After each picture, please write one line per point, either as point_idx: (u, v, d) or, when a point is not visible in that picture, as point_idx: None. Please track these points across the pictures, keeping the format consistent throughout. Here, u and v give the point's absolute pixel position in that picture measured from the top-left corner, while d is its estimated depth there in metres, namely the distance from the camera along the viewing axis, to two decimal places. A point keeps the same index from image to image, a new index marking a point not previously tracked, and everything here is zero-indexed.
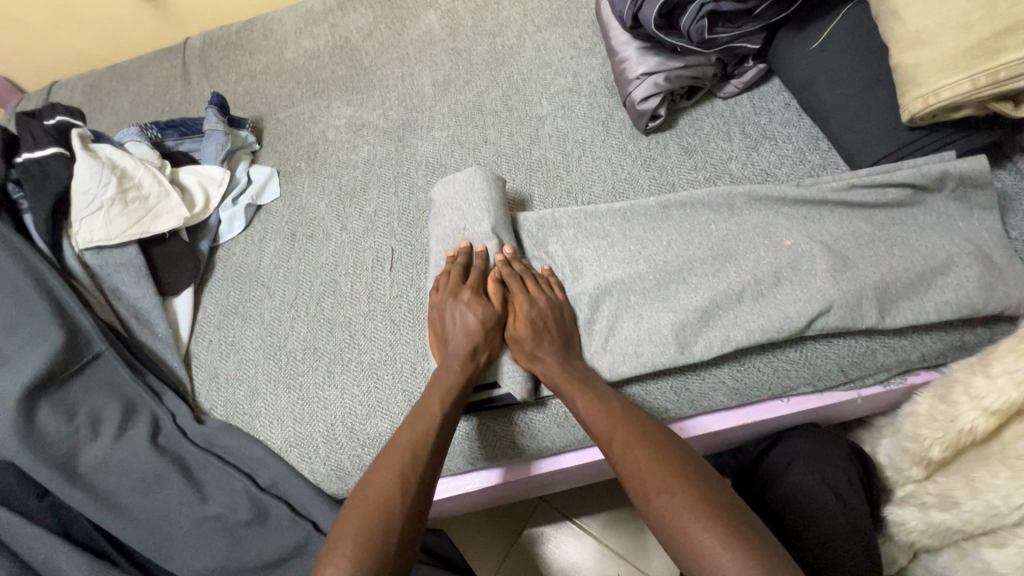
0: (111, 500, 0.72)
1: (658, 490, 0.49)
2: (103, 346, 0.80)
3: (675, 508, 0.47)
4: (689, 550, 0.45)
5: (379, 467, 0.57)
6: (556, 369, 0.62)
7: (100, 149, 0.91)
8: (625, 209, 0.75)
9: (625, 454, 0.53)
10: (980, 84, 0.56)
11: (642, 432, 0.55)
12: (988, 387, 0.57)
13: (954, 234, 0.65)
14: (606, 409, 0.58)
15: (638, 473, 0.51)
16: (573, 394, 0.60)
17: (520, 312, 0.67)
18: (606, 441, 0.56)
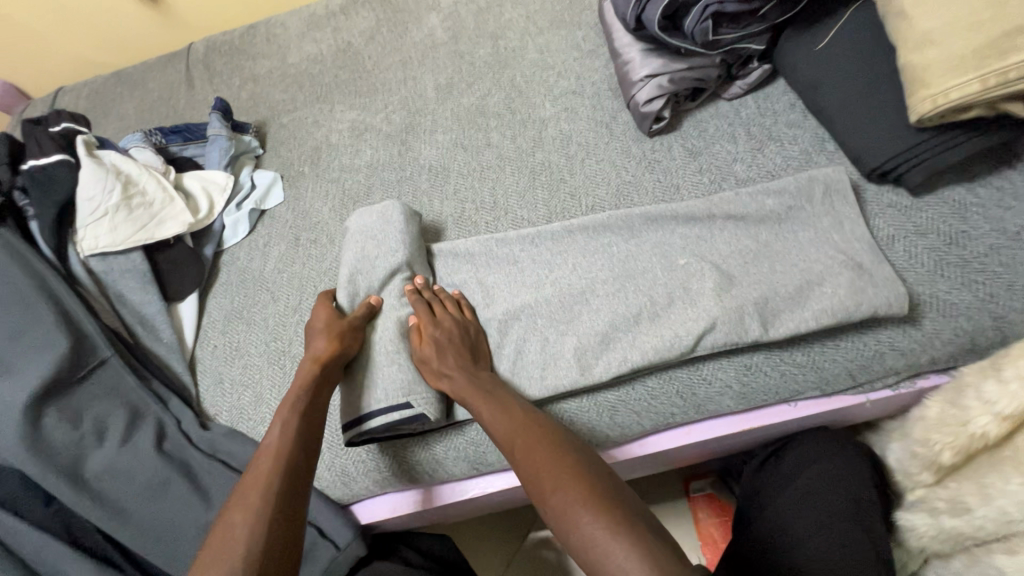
0: (117, 506, 0.72)
1: (555, 488, 0.52)
2: (109, 351, 0.80)
3: (570, 504, 0.50)
4: (583, 542, 0.48)
5: (248, 491, 0.56)
6: (464, 378, 0.64)
7: (105, 155, 0.92)
8: (624, 216, 0.74)
9: (526, 457, 0.55)
10: (990, 84, 0.55)
11: (539, 434, 0.57)
12: (1001, 393, 0.56)
13: (963, 237, 0.65)
14: (507, 415, 0.59)
15: (538, 474, 0.53)
16: (479, 403, 0.62)
17: (425, 333, 0.69)
18: (509, 448, 0.57)
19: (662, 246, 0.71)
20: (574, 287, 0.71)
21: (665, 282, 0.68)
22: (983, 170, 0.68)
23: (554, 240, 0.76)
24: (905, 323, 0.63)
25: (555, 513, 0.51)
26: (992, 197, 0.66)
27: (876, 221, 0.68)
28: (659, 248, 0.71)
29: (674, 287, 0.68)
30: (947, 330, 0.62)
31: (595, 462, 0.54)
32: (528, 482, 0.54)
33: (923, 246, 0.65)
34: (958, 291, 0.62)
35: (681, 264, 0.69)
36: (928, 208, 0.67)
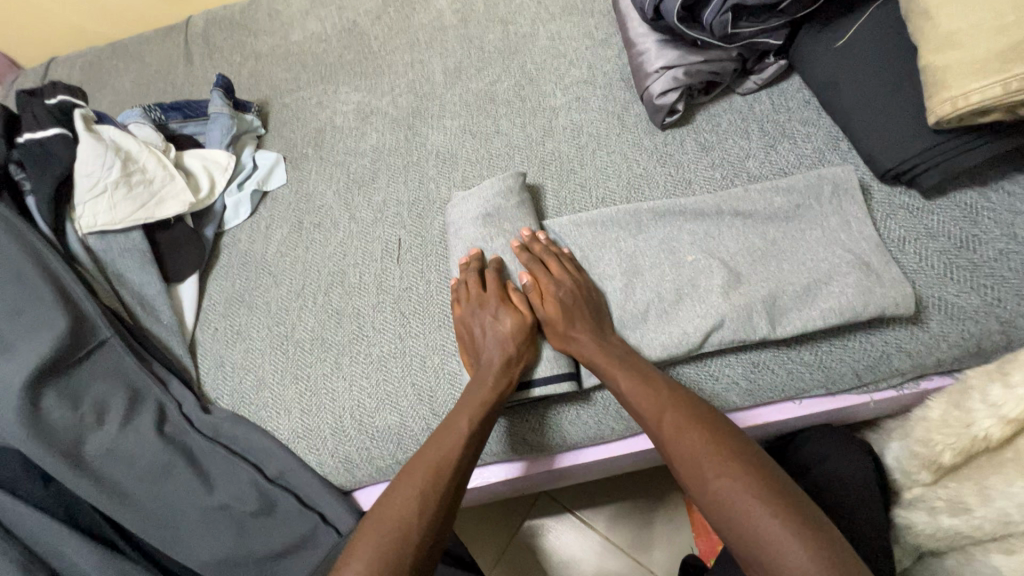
0: (118, 488, 0.72)
1: (719, 477, 0.51)
2: (108, 332, 0.78)
3: (737, 496, 0.50)
4: (753, 540, 0.48)
5: (405, 476, 0.59)
6: (599, 353, 0.64)
7: (104, 131, 0.89)
8: (632, 210, 0.73)
9: (681, 440, 0.55)
10: (1011, 88, 0.55)
11: (693, 416, 0.57)
12: (1007, 397, 0.57)
13: (971, 241, 0.65)
14: (651, 390, 0.60)
15: (698, 459, 0.53)
16: (616, 375, 0.62)
17: (546, 294, 0.68)
18: (657, 427, 0.58)
19: (674, 242, 0.71)
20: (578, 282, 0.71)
21: (675, 276, 0.68)
22: (996, 175, 0.68)
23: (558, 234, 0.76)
24: (911, 325, 0.64)
25: (717, 503, 0.51)
26: (1003, 202, 0.66)
27: (886, 223, 0.68)
28: (672, 244, 0.71)
29: (683, 282, 0.68)
30: (954, 333, 0.62)
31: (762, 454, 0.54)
32: (683, 464, 0.54)
33: (933, 249, 0.66)
34: (966, 295, 0.63)
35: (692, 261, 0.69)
36: (938, 211, 0.67)
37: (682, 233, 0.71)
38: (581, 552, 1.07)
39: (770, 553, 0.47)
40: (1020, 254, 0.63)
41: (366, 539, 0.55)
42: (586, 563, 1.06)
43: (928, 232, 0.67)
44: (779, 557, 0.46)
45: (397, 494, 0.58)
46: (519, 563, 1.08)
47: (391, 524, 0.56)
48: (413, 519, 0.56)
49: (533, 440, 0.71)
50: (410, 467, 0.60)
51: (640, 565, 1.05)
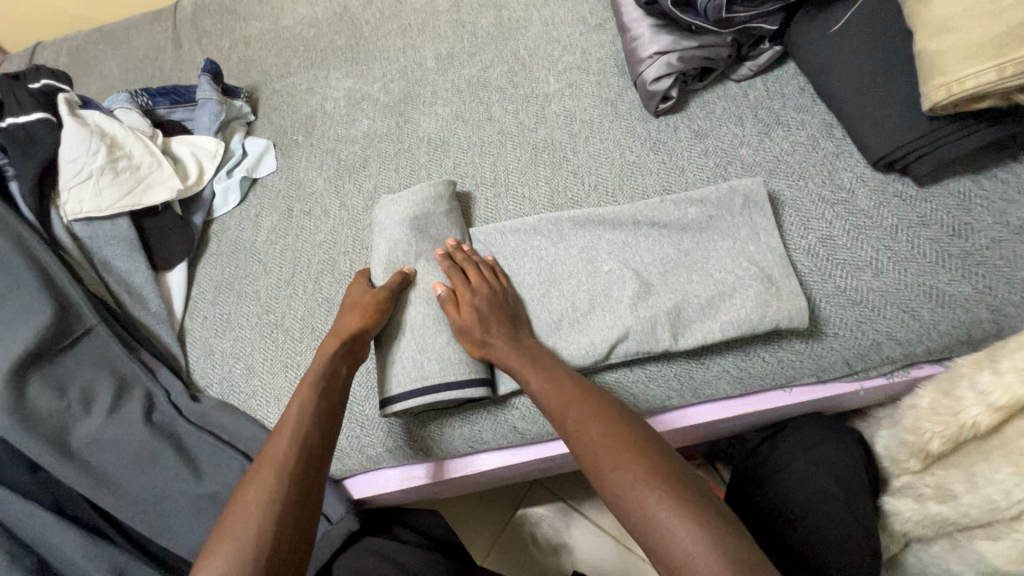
0: (105, 476, 0.71)
1: (615, 466, 0.50)
2: (95, 320, 0.78)
3: (631, 483, 0.48)
4: (648, 526, 0.46)
5: (258, 467, 0.54)
6: (513, 353, 0.63)
7: (89, 116, 0.88)
8: (630, 213, 0.72)
9: (583, 431, 0.54)
10: (1007, 74, 0.54)
11: (595, 407, 0.55)
12: (995, 384, 0.58)
13: (962, 229, 0.65)
14: (558, 386, 0.59)
15: (599, 448, 0.52)
16: (529, 373, 0.61)
17: (462, 303, 0.67)
18: (561, 420, 0.56)
19: (592, 251, 0.71)
20: (570, 273, 0.70)
21: (668, 269, 0.68)
22: (989, 162, 0.67)
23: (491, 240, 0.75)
24: (903, 313, 0.63)
25: (614, 491, 0.49)
26: (996, 189, 0.66)
27: (879, 210, 0.68)
28: (626, 243, 0.71)
29: (676, 276, 0.67)
30: (945, 321, 0.62)
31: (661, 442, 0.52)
32: (583, 456, 0.53)
33: (925, 237, 0.65)
34: (957, 283, 0.63)
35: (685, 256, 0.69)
36: (931, 199, 0.67)
37: (674, 222, 0.70)
38: (573, 539, 1.07)
39: (667, 537, 0.45)
40: (1012, 241, 0.63)
41: (220, 545, 0.49)
42: (577, 549, 1.06)
43: (920, 220, 0.66)
44: (673, 539, 0.44)
45: (246, 493, 0.52)
46: (511, 551, 1.08)
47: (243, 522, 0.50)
48: (266, 512, 0.50)
49: (523, 428, 0.72)
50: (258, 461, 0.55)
51: (631, 551, 1.05)
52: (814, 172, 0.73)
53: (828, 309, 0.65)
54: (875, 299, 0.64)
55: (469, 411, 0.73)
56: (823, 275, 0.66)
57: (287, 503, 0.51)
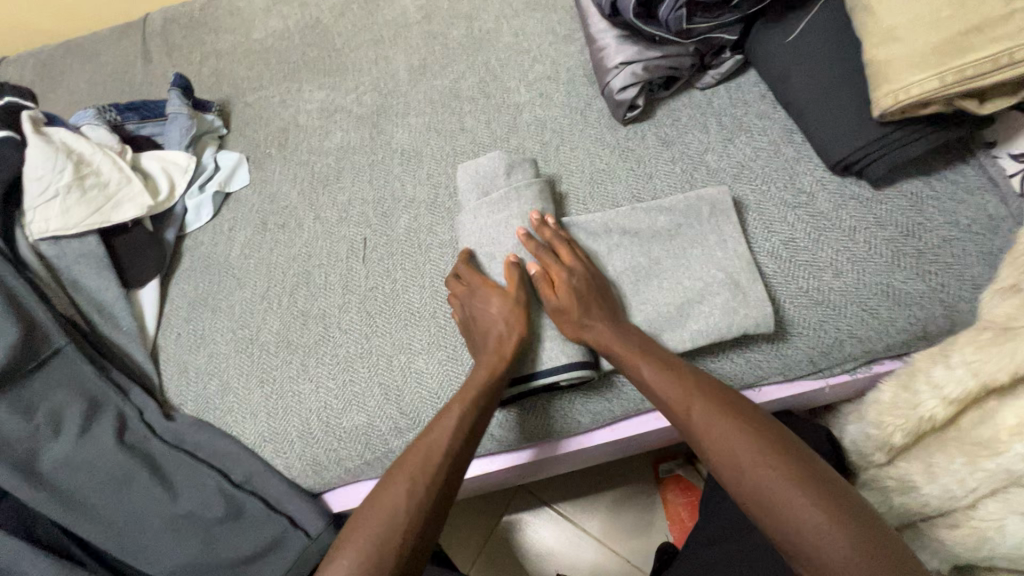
0: (77, 499, 0.70)
1: (751, 465, 0.51)
2: (63, 341, 0.76)
3: (772, 482, 0.50)
4: (786, 526, 0.48)
5: (410, 455, 0.60)
6: (617, 343, 0.63)
7: (54, 133, 0.87)
8: (600, 222, 0.73)
9: (712, 429, 0.55)
10: (948, 81, 0.57)
11: (724, 404, 0.56)
12: (947, 377, 0.59)
13: (914, 228, 0.67)
14: (679, 379, 0.59)
15: (733, 445, 0.53)
16: (638, 363, 0.62)
17: (558, 282, 0.67)
18: (684, 415, 0.57)
19: None
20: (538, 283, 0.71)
21: (638, 280, 0.70)
22: (939, 164, 0.70)
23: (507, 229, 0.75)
24: (863, 312, 0.65)
25: (753, 491, 0.50)
26: (946, 189, 0.68)
27: (838, 213, 0.70)
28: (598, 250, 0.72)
29: (647, 287, 0.69)
30: (902, 318, 0.65)
31: (795, 439, 0.53)
32: (714, 452, 0.54)
33: (882, 237, 0.68)
34: (912, 281, 0.65)
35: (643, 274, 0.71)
36: (886, 200, 0.69)
37: (644, 228, 0.72)
38: (558, 544, 1.08)
39: (812, 536, 0.46)
40: (962, 240, 0.66)
41: (372, 518, 0.56)
42: (561, 554, 1.07)
43: (876, 221, 0.69)
44: (819, 538, 0.46)
45: (394, 478, 0.58)
46: (496, 557, 1.09)
47: (388, 505, 0.56)
48: (412, 495, 0.57)
49: (498, 435, 0.72)
50: (407, 451, 0.60)
51: (616, 554, 1.06)
52: (775, 177, 0.75)
53: (792, 310, 0.67)
54: (836, 299, 0.66)
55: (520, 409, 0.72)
56: (787, 277, 0.68)
57: (433, 491, 0.57)
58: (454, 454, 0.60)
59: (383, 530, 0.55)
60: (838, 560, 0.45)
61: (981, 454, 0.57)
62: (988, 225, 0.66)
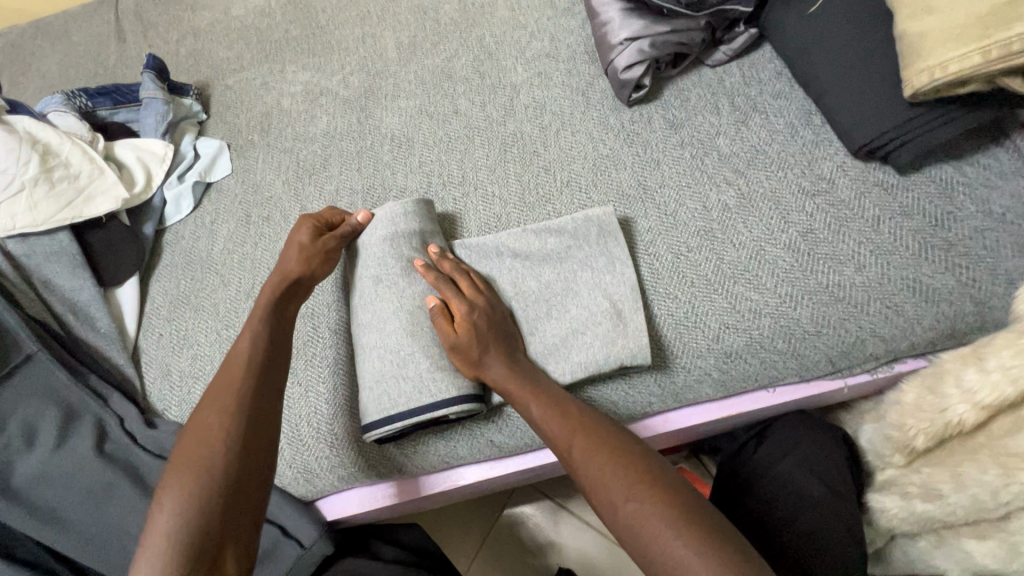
0: (55, 514, 0.67)
1: (626, 499, 0.49)
2: (35, 346, 0.72)
3: (644, 518, 0.48)
4: (666, 565, 0.46)
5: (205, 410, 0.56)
6: (510, 377, 0.60)
7: (18, 121, 0.81)
8: (491, 245, 0.71)
9: (591, 465, 0.53)
10: (992, 56, 0.51)
11: (602, 440, 0.54)
12: (981, 382, 0.56)
13: (943, 218, 0.62)
14: (563, 414, 0.57)
15: (608, 482, 0.51)
16: (526, 400, 0.59)
17: (457, 317, 0.63)
18: (567, 450, 0.55)
19: (566, 259, 0.68)
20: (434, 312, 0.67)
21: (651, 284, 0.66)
22: (970, 148, 0.65)
23: (398, 254, 0.70)
24: (886, 309, 0.61)
25: (628, 529, 0.49)
26: (978, 175, 0.64)
27: (860, 201, 0.66)
28: (605, 247, 0.68)
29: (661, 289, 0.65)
30: (929, 316, 0.60)
31: (666, 469, 0.52)
32: (595, 490, 0.52)
33: (909, 228, 0.63)
34: (941, 276, 0.60)
35: (644, 277, 0.68)
36: (913, 187, 0.65)
37: (538, 250, 0.70)
38: (560, 539, 1.06)
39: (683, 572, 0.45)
40: (996, 230, 0.61)
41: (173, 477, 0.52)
42: (563, 548, 1.05)
43: (902, 210, 0.64)
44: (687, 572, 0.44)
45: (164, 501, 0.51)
46: (497, 553, 1.07)
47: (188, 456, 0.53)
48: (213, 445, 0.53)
49: (501, 440, 0.69)
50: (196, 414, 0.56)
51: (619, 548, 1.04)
52: (793, 163, 0.70)
53: (808, 307, 0.63)
54: (858, 295, 0.62)
55: (490, 423, 0.69)
56: (803, 271, 0.64)
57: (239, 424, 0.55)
58: (217, 438, 0.53)
59: (169, 546, 0.48)
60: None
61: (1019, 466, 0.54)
62: None
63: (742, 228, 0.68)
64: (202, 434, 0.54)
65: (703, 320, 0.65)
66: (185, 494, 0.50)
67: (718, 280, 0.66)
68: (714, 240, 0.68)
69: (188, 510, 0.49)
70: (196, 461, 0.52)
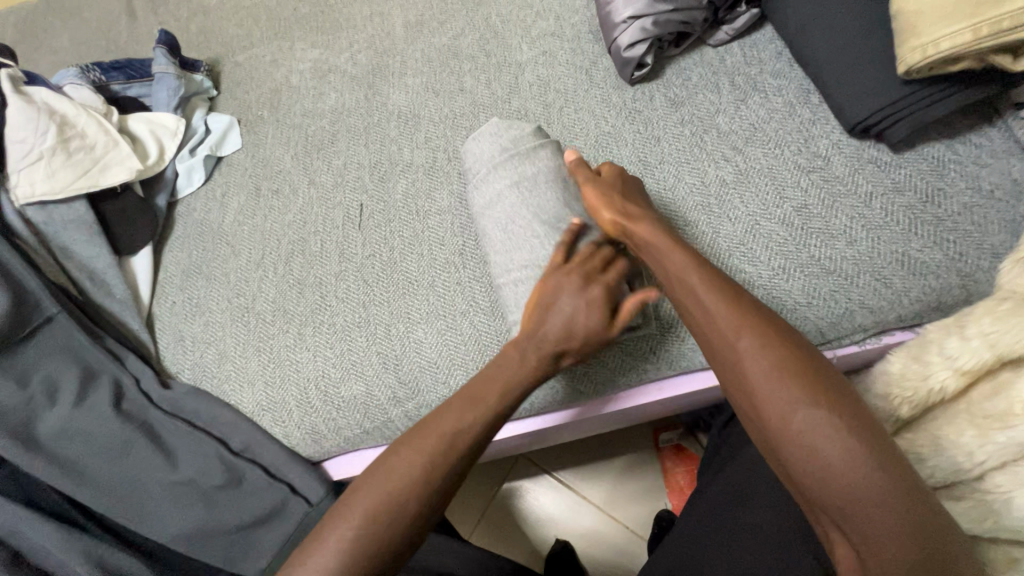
0: (77, 467, 0.70)
1: (802, 403, 0.46)
2: (55, 308, 0.75)
3: (823, 428, 0.45)
4: (839, 479, 0.44)
5: (410, 445, 0.55)
6: (665, 257, 0.58)
7: (35, 93, 0.83)
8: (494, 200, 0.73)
9: (758, 359, 0.49)
10: (981, 34, 0.53)
11: (774, 334, 0.50)
12: (961, 349, 0.58)
13: (931, 194, 0.65)
14: (729, 303, 0.53)
15: (778, 385, 0.48)
16: (688, 283, 0.55)
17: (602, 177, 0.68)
18: (727, 336, 0.51)
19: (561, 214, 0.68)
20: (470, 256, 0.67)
21: None
22: (963, 127, 0.67)
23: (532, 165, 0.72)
24: (875, 281, 0.63)
25: (793, 433, 0.46)
26: (970, 153, 0.65)
27: (854, 177, 0.67)
28: None
29: None
30: (916, 288, 0.62)
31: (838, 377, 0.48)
32: (760, 382, 0.49)
33: (899, 204, 0.65)
34: (928, 250, 0.63)
35: None
36: (906, 164, 0.66)
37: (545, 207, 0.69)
38: (560, 512, 1.09)
39: (855, 503, 0.44)
40: (983, 206, 0.63)
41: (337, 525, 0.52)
42: (562, 521, 1.08)
43: (894, 186, 0.66)
44: (864, 502, 0.43)
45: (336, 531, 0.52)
46: (497, 524, 1.10)
47: (380, 494, 0.53)
48: (406, 505, 0.52)
49: None
50: (402, 443, 0.56)
51: (618, 521, 1.07)
52: (790, 140, 0.71)
53: (800, 279, 0.65)
54: (848, 268, 0.64)
55: None
56: (797, 244, 0.66)
57: (423, 477, 0.54)
58: (412, 484, 0.53)
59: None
60: (876, 536, 0.43)
61: (993, 427, 0.57)
62: (1012, 191, 0.63)
63: (737, 203, 0.70)
64: (404, 471, 0.54)
65: None
66: (369, 534, 0.51)
67: (715, 252, 0.68)
68: (712, 214, 0.70)
69: (366, 547, 0.51)
70: (383, 508, 0.52)
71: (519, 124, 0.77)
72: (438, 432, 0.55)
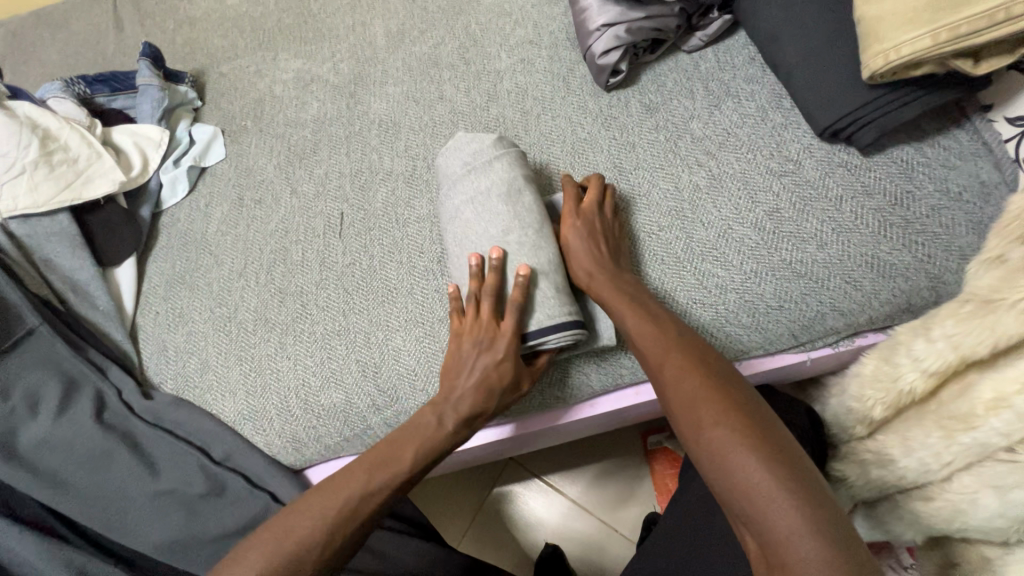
0: (58, 478, 0.71)
1: (714, 423, 0.49)
2: (37, 321, 0.76)
3: (730, 444, 0.47)
4: (744, 492, 0.45)
5: (330, 484, 0.59)
6: (614, 295, 0.63)
7: (19, 107, 0.84)
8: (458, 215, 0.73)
9: (682, 384, 0.53)
10: (940, 39, 0.53)
11: (698, 365, 0.54)
12: (928, 351, 0.58)
13: (900, 196, 0.65)
14: (663, 336, 0.58)
15: (695, 405, 0.51)
16: (627, 317, 0.61)
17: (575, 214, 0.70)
18: (658, 367, 0.56)
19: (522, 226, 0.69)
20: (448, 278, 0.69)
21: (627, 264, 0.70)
22: (931, 130, 0.67)
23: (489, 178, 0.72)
24: (846, 284, 0.64)
25: (708, 449, 0.48)
26: (938, 155, 0.66)
27: (824, 181, 0.68)
28: None
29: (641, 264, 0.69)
30: (886, 290, 0.63)
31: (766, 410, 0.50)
32: (681, 406, 0.52)
33: (869, 207, 0.66)
34: (898, 253, 0.63)
35: None
36: (876, 167, 0.67)
37: (492, 225, 0.69)
38: (549, 515, 1.09)
39: (756, 514, 0.44)
40: (951, 208, 0.64)
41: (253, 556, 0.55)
42: (552, 524, 1.09)
43: (864, 189, 0.66)
44: (763, 510, 0.44)
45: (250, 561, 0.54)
46: (487, 528, 1.11)
47: (300, 525, 0.56)
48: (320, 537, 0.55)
49: None
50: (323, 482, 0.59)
51: (607, 525, 1.07)
52: (762, 145, 0.72)
53: (771, 283, 0.65)
54: (819, 271, 0.64)
55: None
56: (768, 248, 0.67)
57: (341, 517, 0.57)
58: (325, 519, 0.56)
59: None
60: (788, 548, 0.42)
61: (957, 428, 0.56)
62: (979, 192, 0.64)
63: (710, 208, 0.70)
64: (321, 509, 0.57)
65: (673, 295, 0.67)
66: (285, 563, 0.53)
67: (688, 257, 0.68)
68: (684, 219, 0.70)
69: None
70: (300, 541, 0.55)
71: (481, 137, 0.76)
72: (353, 482, 0.59)
